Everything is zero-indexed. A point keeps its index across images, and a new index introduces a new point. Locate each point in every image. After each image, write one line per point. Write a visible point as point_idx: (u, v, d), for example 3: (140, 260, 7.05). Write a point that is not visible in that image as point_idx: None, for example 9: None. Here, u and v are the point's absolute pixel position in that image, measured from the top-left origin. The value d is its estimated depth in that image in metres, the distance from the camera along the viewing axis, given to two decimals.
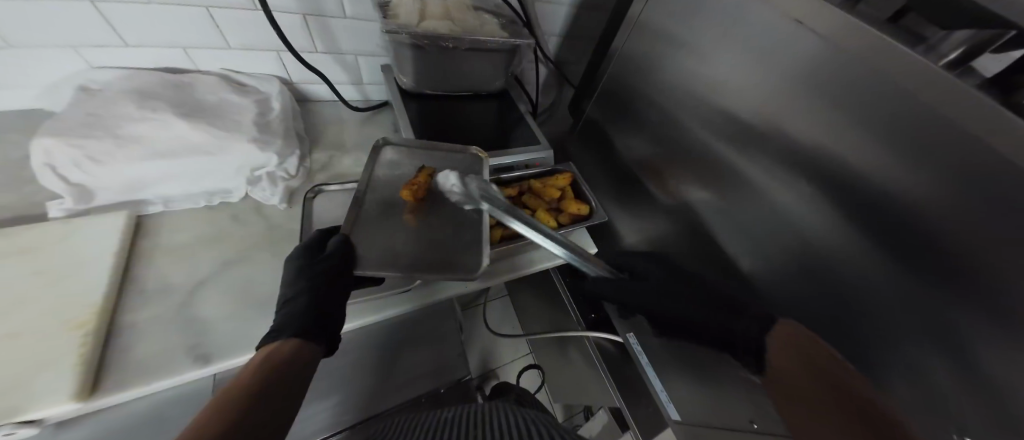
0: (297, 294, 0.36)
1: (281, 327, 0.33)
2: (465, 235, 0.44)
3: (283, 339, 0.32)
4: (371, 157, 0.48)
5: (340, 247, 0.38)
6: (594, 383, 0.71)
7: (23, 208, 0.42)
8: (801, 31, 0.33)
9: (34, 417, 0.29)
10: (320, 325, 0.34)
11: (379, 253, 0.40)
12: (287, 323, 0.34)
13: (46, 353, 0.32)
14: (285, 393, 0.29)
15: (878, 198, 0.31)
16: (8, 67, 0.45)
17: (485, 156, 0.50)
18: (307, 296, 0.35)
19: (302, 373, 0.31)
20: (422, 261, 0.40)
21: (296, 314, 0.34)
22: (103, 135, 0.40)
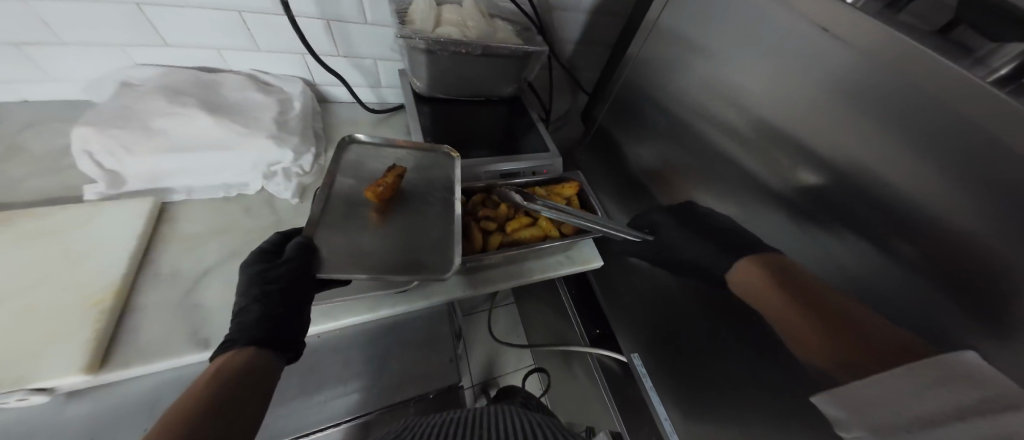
0: (253, 300, 0.36)
1: (235, 334, 0.34)
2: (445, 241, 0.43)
3: (235, 347, 0.32)
4: (337, 155, 0.47)
5: (296, 249, 0.36)
6: (597, 403, 0.68)
7: (69, 190, 0.46)
8: (825, 38, 0.31)
9: (42, 385, 0.31)
10: (273, 331, 0.34)
11: (348, 255, 0.38)
12: (241, 331, 0.34)
13: (62, 325, 0.34)
14: (249, 382, 0.30)
15: (908, 225, 0.28)
16: (70, 62, 0.50)
17: (457, 156, 0.50)
18: (262, 303, 0.35)
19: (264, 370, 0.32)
20: (394, 262, 0.40)
21: (246, 322, 0.35)
22: (137, 127, 0.45)
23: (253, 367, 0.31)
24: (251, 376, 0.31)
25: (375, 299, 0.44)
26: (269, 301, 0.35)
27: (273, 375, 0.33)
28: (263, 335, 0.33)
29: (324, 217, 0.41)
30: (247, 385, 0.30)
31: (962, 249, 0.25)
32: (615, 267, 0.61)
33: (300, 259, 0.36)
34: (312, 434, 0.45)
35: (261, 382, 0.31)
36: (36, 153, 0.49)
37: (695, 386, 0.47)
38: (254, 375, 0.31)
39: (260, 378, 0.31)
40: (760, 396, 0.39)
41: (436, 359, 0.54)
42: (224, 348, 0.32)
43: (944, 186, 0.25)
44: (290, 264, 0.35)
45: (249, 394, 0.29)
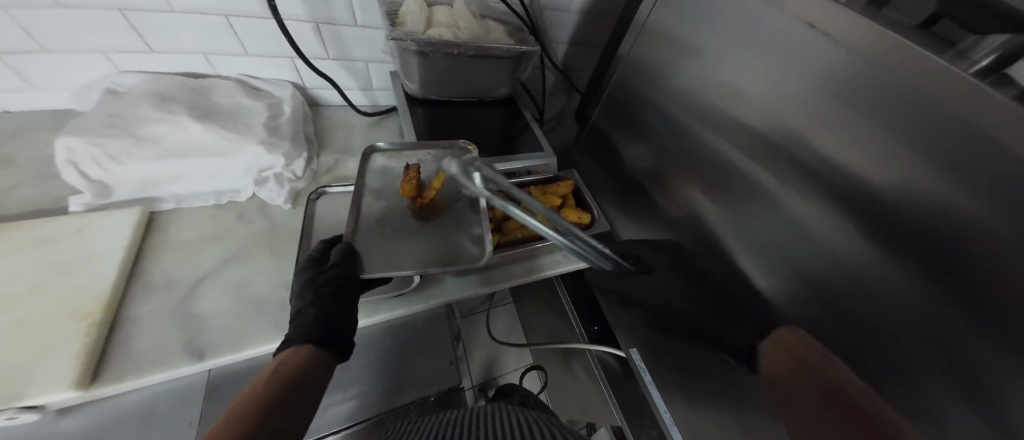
0: (306, 303, 0.36)
1: (293, 334, 0.35)
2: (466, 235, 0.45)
3: (294, 346, 0.33)
4: (362, 167, 0.48)
5: (340, 255, 0.38)
6: (597, 398, 0.68)
7: (52, 200, 0.45)
8: (813, 35, 0.31)
9: (31, 403, 0.30)
10: (328, 330, 0.35)
11: (384, 256, 0.40)
12: (300, 330, 0.35)
13: (53, 339, 0.34)
14: (298, 389, 0.30)
15: (901, 214, 0.28)
16: (50, 70, 0.49)
17: (472, 151, 0.51)
18: (317, 305, 0.35)
19: (316, 374, 0.32)
20: (432, 257, 0.42)
21: (303, 322, 0.36)
22: (124, 135, 0.44)
23: (310, 366, 0.32)
24: (307, 376, 0.31)
25: (374, 303, 0.44)
26: (322, 303, 0.35)
27: (324, 376, 0.33)
28: (320, 335, 0.34)
29: (357, 226, 0.42)
30: (303, 390, 0.30)
31: (948, 237, 0.26)
32: None
33: (347, 264, 0.37)
34: None
35: (312, 384, 0.31)
36: (18, 164, 0.48)
37: (695, 378, 0.48)
38: (310, 375, 0.32)
39: (315, 377, 0.32)
40: (762, 386, 0.41)
41: (436, 361, 0.53)
42: (286, 346, 0.34)
43: (931, 176, 0.26)
44: (339, 268, 0.36)
45: (300, 401, 0.29)
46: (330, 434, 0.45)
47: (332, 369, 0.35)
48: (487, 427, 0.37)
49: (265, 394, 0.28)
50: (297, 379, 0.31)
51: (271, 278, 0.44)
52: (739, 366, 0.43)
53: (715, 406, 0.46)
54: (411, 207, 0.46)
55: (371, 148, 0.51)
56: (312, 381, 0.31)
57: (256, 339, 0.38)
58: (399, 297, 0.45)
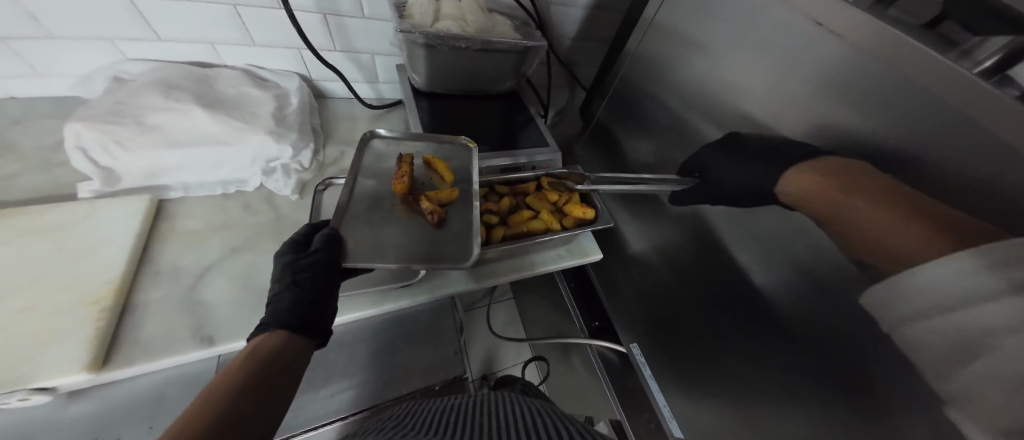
0: (285, 287, 0.36)
1: (268, 319, 0.34)
2: (454, 230, 0.45)
3: (267, 330, 0.33)
4: (361, 149, 0.49)
5: (323, 242, 0.38)
6: (596, 389, 0.69)
7: (59, 188, 0.45)
8: (817, 33, 0.32)
9: (43, 385, 0.31)
10: (307, 316, 0.35)
11: (369, 246, 0.41)
12: (275, 315, 0.35)
13: (65, 323, 0.34)
14: (271, 382, 0.28)
15: None
16: (56, 57, 0.49)
17: (472, 146, 0.52)
18: (294, 290, 0.35)
19: (285, 364, 0.31)
20: (413, 251, 0.42)
21: (279, 306, 0.35)
22: (133, 123, 0.44)
23: (285, 351, 0.32)
24: (285, 361, 0.31)
25: (378, 294, 0.44)
26: (299, 288, 0.35)
27: (295, 365, 0.32)
28: (296, 321, 0.34)
29: (350, 209, 0.44)
30: (273, 381, 0.28)
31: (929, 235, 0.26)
32: (614, 258, 0.64)
33: (328, 250, 0.38)
34: (322, 426, 0.46)
35: (284, 373, 0.30)
36: (24, 151, 0.48)
37: (692, 372, 0.49)
38: (279, 365, 0.30)
39: (289, 362, 0.31)
40: (754, 379, 0.42)
41: (440, 352, 0.54)
42: (260, 331, 0.33)
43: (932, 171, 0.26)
44: (320, 254, 0.37)
45: (274, 391, 0.28)
46: (337, 421, 0.46)
47: (309, 353, 0.34)
48: (489, 417, 0.36)
49: (241, 371, 0.27)
50: (274, 362, 0.30)
51: None
52: (738, 363, 0.44)
53: (712, 398, 0.47)
54: (399, 200, 0.46)
55: (370, 133, 0.52)
56: (283, 373, 0.30)
57: None
58: (404, 288, 0.45)
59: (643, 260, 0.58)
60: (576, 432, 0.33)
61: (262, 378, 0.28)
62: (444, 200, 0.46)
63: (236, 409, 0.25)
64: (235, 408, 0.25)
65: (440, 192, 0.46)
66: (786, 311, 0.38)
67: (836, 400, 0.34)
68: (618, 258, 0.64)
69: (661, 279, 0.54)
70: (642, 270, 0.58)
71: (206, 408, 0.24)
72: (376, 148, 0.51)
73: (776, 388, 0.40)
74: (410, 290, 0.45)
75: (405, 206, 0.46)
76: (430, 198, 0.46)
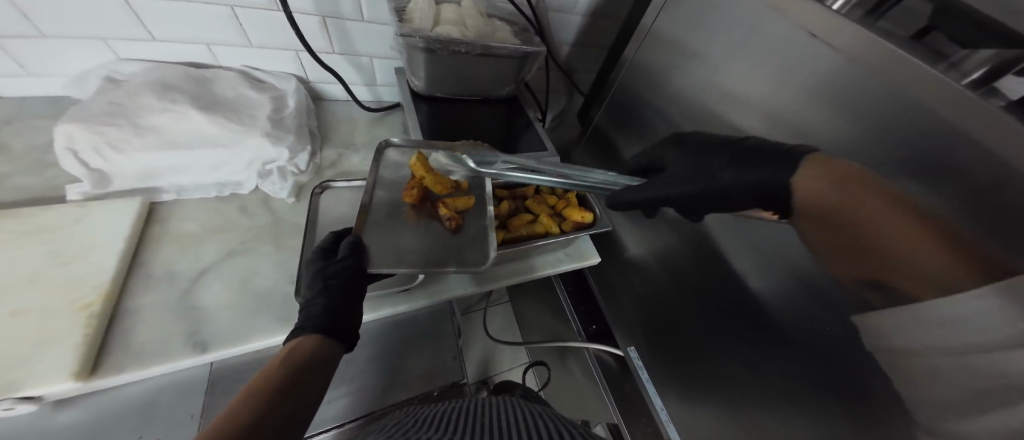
0: (315, 293, 0.35)
1: (303, 323, 0.34)
2: (474, 235, 0.45)
3: (306, 333, 0.32)
4: (377, 159, 0.49)
5: (350, 248, 0.38)
6: (590, 388, 0.71)
7: (46, 190, 0.44)
8: (812, 44, 0.32)
9: (27, 394, 0.30)
10: (340, 318, 0.34)
11: (388, 253, 0.41)
12: (309, 319, 0.34)
13: (53, 330, 0.33)
14: (303, 386, 0.28)
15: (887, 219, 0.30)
16: (45, 55, 0.48)
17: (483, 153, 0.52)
18: (325, 294, 0.35)
19: (320, 365, 0.31)
20: (432, 257, 0.42)
21: (312, 310, 0.35)
22: (127, 124, 0.43)
23: (316, 349, 0.31)
24: (316, 360, 0.31)
25: (376, 299, 0.44)
26: (332, 293, 0.35)
27: (330, 365, 0.32)
28: (332, 324, 0.33)
29: (371, 216, 0.44)
30: (305, 385, 0.28)
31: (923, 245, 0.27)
32: (612, 263, 0.64)
33: (355, 257, 0.38)
34: (317, 434, 0.44)
35: (316, 375, 0.29)
36: (10, 151, 0.47)
37: (688, 376, 0.50)
38: (313, 366, 0.30)
39: (324, 363, 0.31)
40: (751, 382, 0.42)
41: (439, 357, 0.53)
42: (297, 334, 0.33)
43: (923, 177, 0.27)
44: (348, 262, 0.37)
45: (304, 397, 0.27)
46: (333, 428, 0.45)
47: (341, 352, 0.34)
48: (488, 419, 0.36)
49: (274, 373, 0.27)
50: (306, 363, 0.30)
51: (273, 272, 0.43)
52: (736, 368, 0.44)
53: (709, 402, 0.47)
54: (413, 209, 0.46)
55: (385, 141, 0.52)
56: (317, 376, 0.29)
57: (256, 333, 0.38)
58: (403, 292, 0.45)
59: (640, 264, 0.59)
60: (574, 433, 0.33)
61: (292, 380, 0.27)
62: (461, 207, 0.46)
63: (266, 415, 0.25)
64: (265, 413, 0.25)
65: (457, 200, 0.46)
66: (783, 315, 0.38)
67: (834, 401, 0.34)
68: (614, 263, 0.64)
69: (656, 283, 0.55)
70: (638, 273, 0.59)
71: (238, 414, 0.24)
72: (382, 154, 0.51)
73: (776, 391, 0.40)
74: (411, 294, 0.45)
75: (419, 214, 0.46)
76: (448, 205, 0.46)
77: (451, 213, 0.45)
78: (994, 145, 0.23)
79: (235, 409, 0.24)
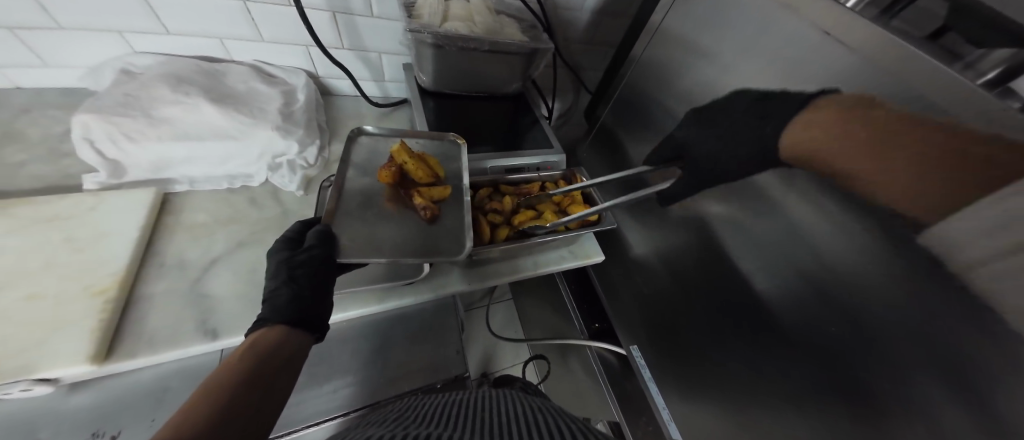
0: (281, 283, 0.36)
1: (268, 314, 0.34)
2: (447, 226, 0.45)
3: (266, 325, 0.33)
4: (348, 149, 0.49)
5: (317, 237, 0.38)
6: (591, 386, 0.72)
7: (63, 179, 0.45)
8: (825, 43, 0.32)
9: (43, 376, 0.31)
10: (305, 309, 0.35)
11: (361, 242, 0.40)
12: (275, 310, 0.35)
13: (69, 314, 0.34)
14: (265, 381, 0.28)
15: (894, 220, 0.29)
16: (62, 48, 0.49)
17: (462, 141, 0.52)
18: (291, 285, 0.35)
19: (280, 360, 0.30)
20: (408, 246, 0.42)
21: (277, 301, 0.35)
22: (141, 115, 0.44)
23: (280, 345, 0.32)
24: (280, 354, 0.31)
25: (378, 291, 0.44)
26: (297, 283, 0.35)
27: (292, 359, 0.32)
28: (296, 315, 0.34)
29: (342, 207, 0.43)
30: (267, 379, 0.28)
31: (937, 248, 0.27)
32: (616, 262, 0.64)
33: (323, 246, 0.38)
34: (322, 422, 0.46)
35: (277, 368, 0.29)
36: (29, 141, 0.48)
37: (690, 376, 0.50)
38: (271, 361, 0.30)
39: (286, 357, 0.31)
40: (754, 383, 0.42)
41: (442, 350, 0.54)
42: (258, 326, 0.33)
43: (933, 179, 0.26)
44: (315, 250, 0.37)
45: (269, 389, 0.27)
46: (338, 416, 0.46)
47: (307, 343, 0.34)
48: (488, 412, 0.37)
49: (234, 369, 0.27)
50: (269, 357, 0.30)
51: None
52: (737, 368, 0.44)
53: (710, 402, 0.47)
54: (387, 192, 0.46)
55: (357, 129, 0.52)
56: (279, 370, 0.29)
57: None
58: (406, 286, 0.45)
59: (644, 263, 0.58)
60: (578, 430, 0.33)
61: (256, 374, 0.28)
62: (437, 197, 0.47)
63: (232, 409, 0.25)
64: (230, 407, 0.25)
65: (433, 189, 0.47)
66: (788, 317, 0.38)
67: (837, 403, 0.34)
68: (618, 262, 0.64)
69: (660, 282, 0.55)
70: (642, 272, 0.59)
71: (198, 411, 0.23)
72: (368, 146, 0.51)
73: (777, 392, 0.40)
74: (415, 288, 0.45)
75: (394, 200, 0.46)
76: (423, 194, 0.46)
77: (426, 201, 0.45)
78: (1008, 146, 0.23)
79: (191, 410, 0.23)
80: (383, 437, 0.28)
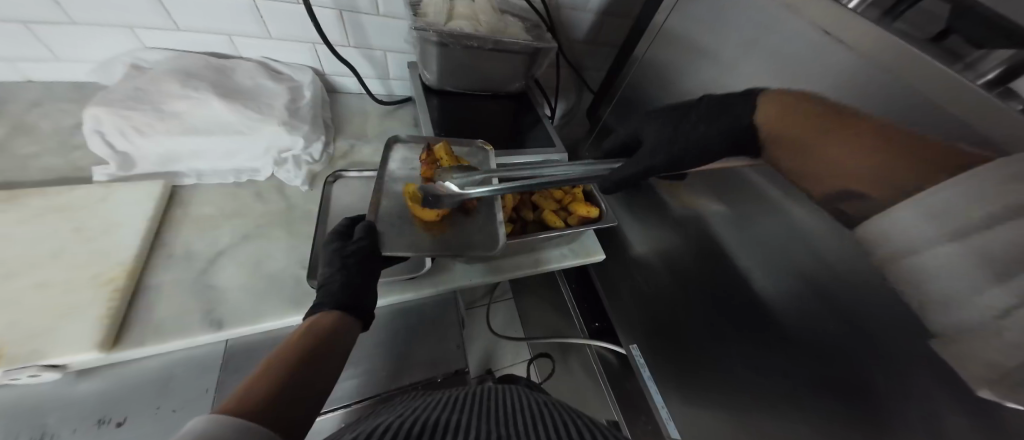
0: (332, 271, 0.37)
1: (321, 300, 0.35)
2: (480, 223, 0.47)
3: (323, 309, 0.34)
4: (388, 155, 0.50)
5: (365, 230, 0.40)
6: (592, 388, 0.73)
7: (72, 171, 0.46)
8: (824, 41, 0.33)
9: (53, 361, 0.32)
10: (356, 297, 0.36)
11: (399, 238, 0.42)
12: (328, 295, 0.36)
13: (79, 302, 0.35)
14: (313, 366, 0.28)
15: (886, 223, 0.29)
16: (74, 43, 0.50)
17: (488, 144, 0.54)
18: (344, 273, 0.37)
19: (331, 346, 0.31)
20: (443, 242, 0.43)
21: (329, 288, 0.36)
22: (151, 109, 0.45)
23: (334, 333, 0.32)
24: (333, 342, 0.31)
25: (385, 286, 0.45)
26: (348, 270, 0.37)
27: (343, 346, 0.32)
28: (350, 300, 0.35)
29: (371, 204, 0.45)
30: (316, 366, 0.28)
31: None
32: (615, 261, 0.64)
33: (371, 239, 0.40)
34: (323, 414, 0.45)
35: (326, 354, 0.29)
36: (41, 131, 0.49)
37: (691, 376, 0.50)
38: (324, 347, 0.30)
39: (337, 345, 0.31)
40: (754, 382, 0.42)
41: (442, 346, 0.54)
42: (315, 310, 0.34)
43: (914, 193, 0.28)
44: (364, 242, 0.39)
45: (314, 377, 0.27)
46: (341, 407, 0.46)
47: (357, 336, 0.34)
48: (496, 404, 0.37)
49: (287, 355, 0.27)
50: (320, 343, 0.30)
51: (284, 256, 0.45)
52: (736, 368, 0.44)
53: (710, 403, 0.47)
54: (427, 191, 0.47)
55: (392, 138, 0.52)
56: (328, 357, 0.29)
57: (267, 314, 0.39)
58: (411, 281, 0.46)
59: (644, 263, 0.59)
60: (581, 425, 0.33)
61: (308, 359, 0.28)
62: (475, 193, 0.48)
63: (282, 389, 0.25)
64: (278, 390, 0.24)
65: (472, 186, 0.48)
66: (787, 318, 0.38)
67: (836, 401, 0.35)
68: (620, 262, 0.64)
69: (660, 281, 0.55)
70: (641, 272, 0.59)
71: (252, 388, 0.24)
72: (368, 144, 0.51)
73: (776, 392, 0.40)
74: (416, 284, 0.46)
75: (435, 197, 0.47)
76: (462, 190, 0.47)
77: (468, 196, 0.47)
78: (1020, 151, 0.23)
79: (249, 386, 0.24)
80: (394, 424, 0.29)
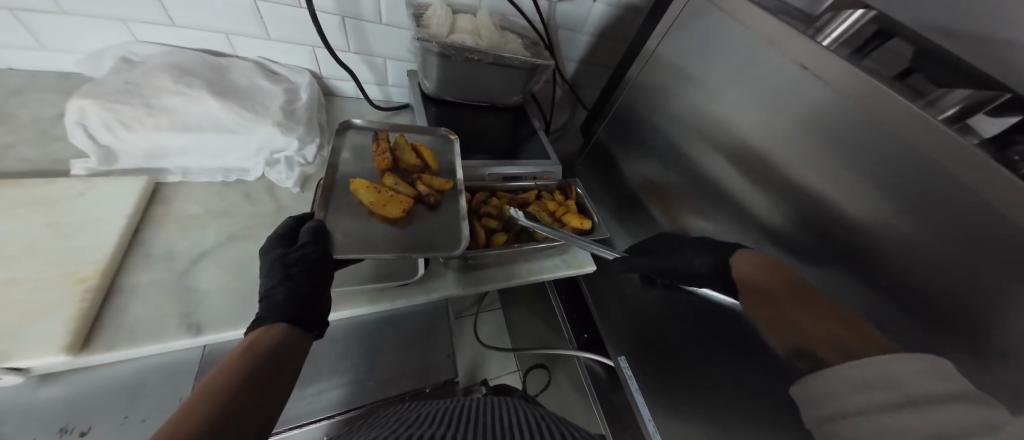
0: (277, 282, 0.35)
1: (263, 314, 0.33)
2: (444, 221, 0.45)
3: (264, 324, 0.31)
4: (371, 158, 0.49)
5: (311, 234, 0.37)
6: (580, 403, 0.71)
7: (47, 163, 0.44)
8: (804, 75, 0.36)
9: (15, 364, 0.29)
10: (301, 309, 0.33)
11: (356, 239, 0.39)
12: (270, 310, 0.33)
13: (49, 301, 0.33)
14: (265, 381, 0.25)
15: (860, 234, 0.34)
16: (62, 32, 0.48)
17: (455, 136, 0.53)
18: (287, 283, 0.34)
19: (278, 358, 0.28)
20: (404, 242, 0.41)
21: (272, 301, 0.34)
22: (139, 104, 0.44)
23: (280, 347, 0.29)
24: (278, 357, 0.28)
25: (378, 291, 0.44)
26: (293, 281, 0.34)
27: (293, 356, 0.30)
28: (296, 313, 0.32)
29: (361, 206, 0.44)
30: (265, 382, 0.25)
31: None
32: (605, 273, 0.66)
33: (317, 243, 0.36)
34: (306, 425, 0.43)
35: (276, 366, 0.27)
36: (16, 121, 0.46)
37: (675, 386, 0.51)
38: (271, 359, 0.28)
39: (285, 357, 0.29)
40: (740, 394, 0.43)
41: (431, 355, 0.53)
42: (256, 325, 0.31)
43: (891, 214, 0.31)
44: (310, 247, 0.35)
45: (267, 391, 0.25)
46: (324, 419, 0.44)
47: (306, 352, 0.32)
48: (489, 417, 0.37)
49: (233, 369, 0.24)
50: (268, 356, 0.28)
51: None
52: (723, 379, 0.45)
53: (694, 413, 0.48)
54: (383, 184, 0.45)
55: (346, 123, 0.50)
56: (278, 370, 0.27)
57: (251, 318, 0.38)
58: (404, 286, 0.45)
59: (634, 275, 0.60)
60: None
61: (254, 376, 0.25)
62: (436, 186, 0.47)
63: (234, 403, 0.23)
64: (231, 405, 0.22)
65: (433, 178, 0.47)
66: None
67: None
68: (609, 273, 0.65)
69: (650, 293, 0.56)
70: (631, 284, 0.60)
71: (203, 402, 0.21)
72: (358, 141, 0.50)
73: (761, 406, 0.41)
74: (412, 288, 0.45)
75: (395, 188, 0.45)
76: (424, 183, 0.46)
77: (428, 189, 0.46)
78: (978, 184, 0.26)
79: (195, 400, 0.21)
80: None
